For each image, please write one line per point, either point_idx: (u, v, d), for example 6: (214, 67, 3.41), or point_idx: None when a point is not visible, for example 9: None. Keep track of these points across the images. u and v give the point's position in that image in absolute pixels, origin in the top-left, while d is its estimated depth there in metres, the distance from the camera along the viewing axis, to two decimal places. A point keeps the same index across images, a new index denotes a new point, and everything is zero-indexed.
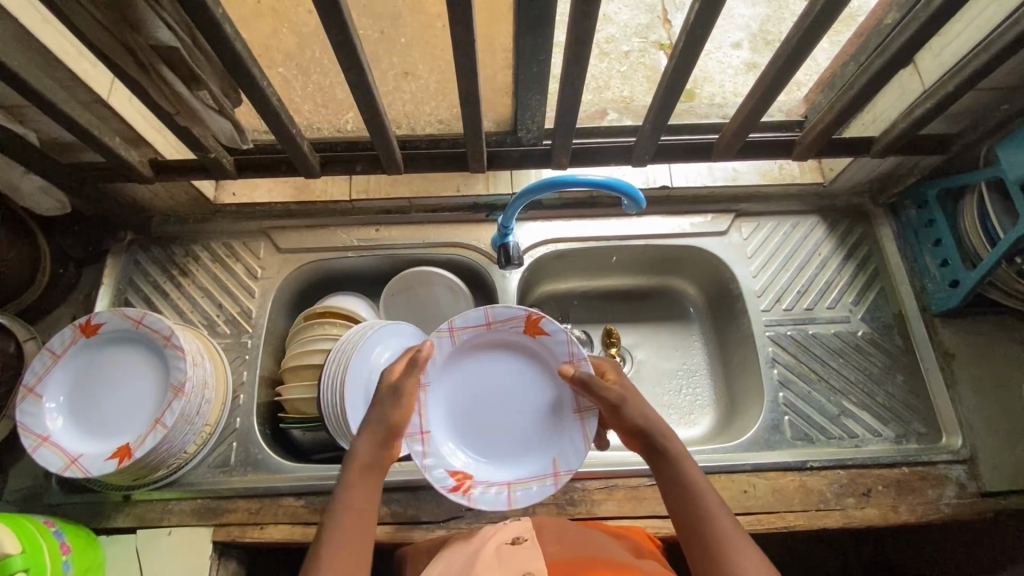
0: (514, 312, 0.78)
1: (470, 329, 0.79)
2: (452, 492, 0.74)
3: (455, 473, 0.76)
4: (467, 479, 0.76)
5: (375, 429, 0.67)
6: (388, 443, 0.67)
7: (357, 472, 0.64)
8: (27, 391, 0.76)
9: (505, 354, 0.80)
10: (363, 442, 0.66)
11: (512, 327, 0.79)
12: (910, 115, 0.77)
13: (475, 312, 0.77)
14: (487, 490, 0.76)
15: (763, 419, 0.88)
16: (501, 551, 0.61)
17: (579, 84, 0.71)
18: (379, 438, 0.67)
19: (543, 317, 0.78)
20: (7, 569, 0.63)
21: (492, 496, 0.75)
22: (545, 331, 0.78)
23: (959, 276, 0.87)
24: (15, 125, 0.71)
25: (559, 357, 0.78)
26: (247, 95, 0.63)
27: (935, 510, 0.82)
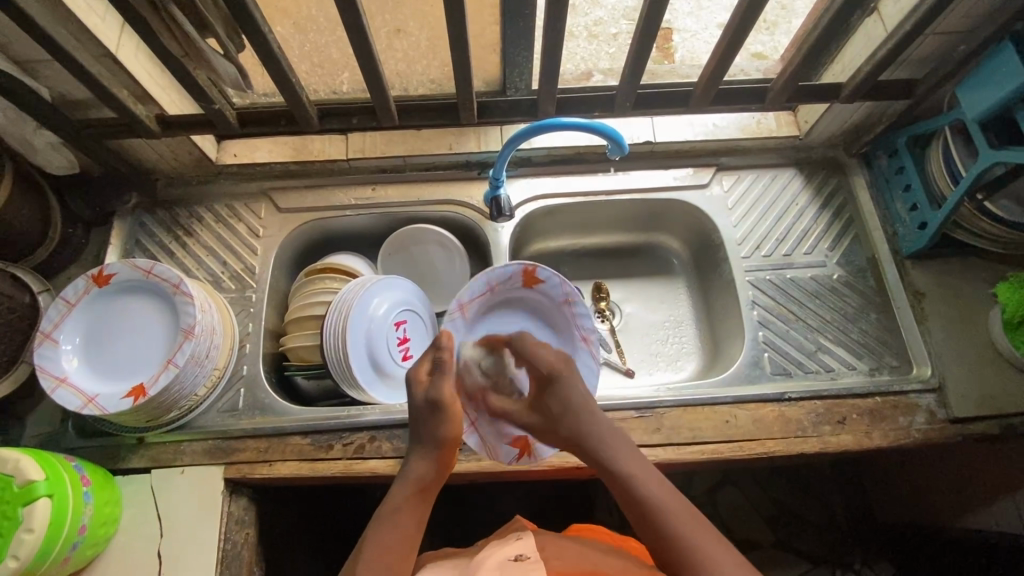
0: (510, 269, 0.87)
1: (476, 300, 0.87)
2: (521, 459, 0.83)
3: (516, 441, 0.84)
4: (526, 442, 0.83)
5: (429, 443, 0.71)
6: (441, 461, 0.70)
7: (409, 488, 0.68)
8: (44, 336, 0.80)
9: (505, 311, 0.91)
10: (418, 463, 0.70)
11: (510, 284, 0.89)
12: (872, 59, 0.82)
13: (477, 282, 0.86)
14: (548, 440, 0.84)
15: (744, 356, 0.93)
16: (502, 567, 0.57)
17: (558, 33, 0.75)
18: (431, 452, 0.71)
19: (537, 268, 0.87)
20: (31, 494, 0.67)
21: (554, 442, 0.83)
22: (539, 280, 0.88)
23: (926, 218, 0.92)
24: (30, 80, 0.76)
25: (555, 300, 0.90)
26: (250, 40, 0.69)
27: (906, 435, 0.87)
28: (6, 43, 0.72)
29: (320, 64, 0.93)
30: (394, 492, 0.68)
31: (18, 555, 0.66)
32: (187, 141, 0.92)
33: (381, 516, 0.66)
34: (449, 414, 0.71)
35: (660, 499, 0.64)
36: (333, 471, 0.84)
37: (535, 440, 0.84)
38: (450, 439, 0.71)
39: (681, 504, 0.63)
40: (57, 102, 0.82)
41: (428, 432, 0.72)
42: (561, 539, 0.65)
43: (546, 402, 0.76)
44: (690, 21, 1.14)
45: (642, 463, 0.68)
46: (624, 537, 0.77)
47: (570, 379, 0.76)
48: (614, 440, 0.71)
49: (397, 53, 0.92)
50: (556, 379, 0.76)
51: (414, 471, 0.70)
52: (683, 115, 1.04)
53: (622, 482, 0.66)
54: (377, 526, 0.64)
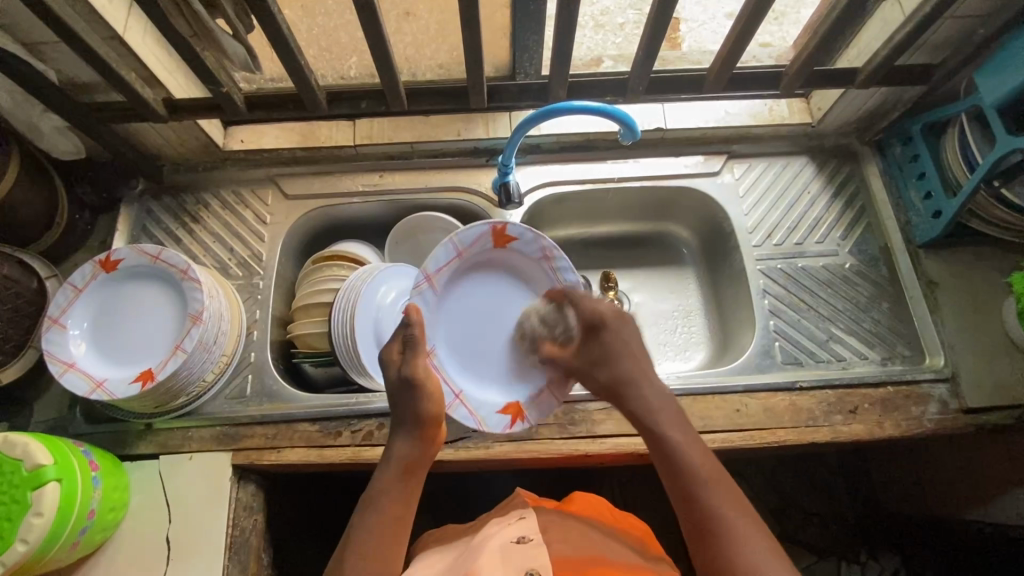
0: (479, 230, 0.83)
1: (444, 270, 0.83)
2: (514, 426, 0.83)
3: (506, 409, 0.83)
4: (516, 408, 0.84)
5: (408, 422, 0.70)
6: (426, 437, 0.69)
7: (393, 470, 0.67)
8: (52, 321, 0.80)
9: (483, 273, 0.87)
10: (402, 441, 0.69)
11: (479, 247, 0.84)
12: (889, 44, 0.81)
13: (443, 250, 0.82)
14: (538, 405, 0.84)
15: (754, 345, 0.93)
16: (505, 547, 0.57)
17: (571, 16, 0.74)
18: (412, 432, 0.69)
19: (506, 226, 0.84)
20: (40, 478, 0.67)
21: (544, 406, 0.84)
22: (512, 238, 0.85)
23: (941, 206, 0.90)
24: (37, 63, 0.76)
25: (533, 257, 0.86)
26: (259, 20, 0.68)
27: (918, 425, 0.86)
28: (13, 23, 0.71)
29: (328, 48, 0.92)
30: (380, 475, 0.67)
31: (26, 540, 0.66)
32: (194, 126, 0.91)
33: (370, 497, 0.65)
34: (427, 389, 0.71)
35: (710, 481, 0.61)
36: (341, 458, 0.83)
37: (525, 405, 0.84)
38: (430, 414, 0.70)
39: (729, 490, 0.61)
40: (64, 85, 0.82)
41: (406, 411, 0.70)
42: (564, 518, 0.66)
43: (590, 350, 0.76)
44: (697, 10, 1.12)
45: (693, 439, 0.65)
46: (627, 516, 0.78)
47: (616, 326, 0.75)
48: (665, 409, 0.69)
49: (407, 36, 0.92)
50: (602, 327, 0.75)
51: (396, 453, 0.69)
52: (694, 102, 1.02)
53: (669, 452, 0.64)
54: (366, 508, 0.64)
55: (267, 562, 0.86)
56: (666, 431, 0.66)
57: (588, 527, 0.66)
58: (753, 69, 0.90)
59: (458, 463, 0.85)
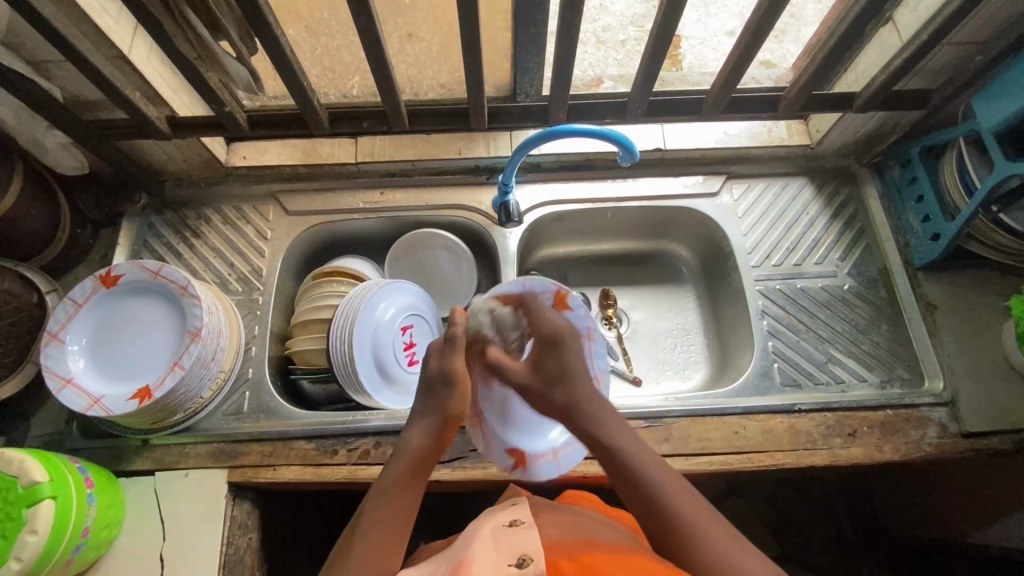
0: (546, 279, 0.77)
1: (508, 302, 0.77)
2: (513, 471, 0.78)
3: (514, 452, 0.78)
4: (523, 454, 0.78)
5: (433, 415, 0.67)
6: (442, 434, 0.66)
7: (406, 463, 0.64)
8: (52, 336, 0.80)
9: None
10: (417, 434, 0.66)
11: (539, 299, 0.77)
12: (887, 70, 0.82)
13: (511, 284, 0.76)
14: (543, 460, 0.78)
15: (752, 366, 0.93)
16: (497, 535, 0.56)
17: (572, 40, 0.75)
18: (431, 426, 0.66)
19: (570, 291, 0.77)
20: (35, 496, 0.67)
21: (551, 463, 0.78)
22: (569, 306, 0.77)
23: (939, 229, 0.91)
24: (43, 81, 0.77)
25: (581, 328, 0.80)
26: (263, 44, 0.69)
27: (918, 449, 0.85)
28: (20, 43, 0.72)
29: (331, 67, 0.93)
30: (391, 468, 0.64)
31: (20, 558, 0.65)
32: (197, 142, 0.92)
33: (377, 491, 0.62)
34: (459, 389, 0.67)
35: (668, 487, 0.58)
36: (337, 476, 0.83)
37: (531, 455, 0.78)
38: (453, 413, 0.67)
39: (688, 491, 0.59)
40: (69, 102, 0.83)
41: (429, 405, 0.67)
42: (555, 508, 0.65)
43: (548, 366, 0.69)
44: (698, 28, 1.13)
45: (643, 448, 0.62)
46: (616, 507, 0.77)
47: (573, 342, 0.71)
48: (610, 418, 0.65)
49: (409, 57, 0.93)
50: (561, 342, 0.70)
51: (411, 444, 0.65)
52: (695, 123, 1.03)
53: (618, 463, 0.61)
54: (375, 500, 0.61)
55: None
56: (613, 441, 0.63)
57: (580, 515, 0.64)
58: (753, 92, 0.91)
59: (454, 482, 0.84)
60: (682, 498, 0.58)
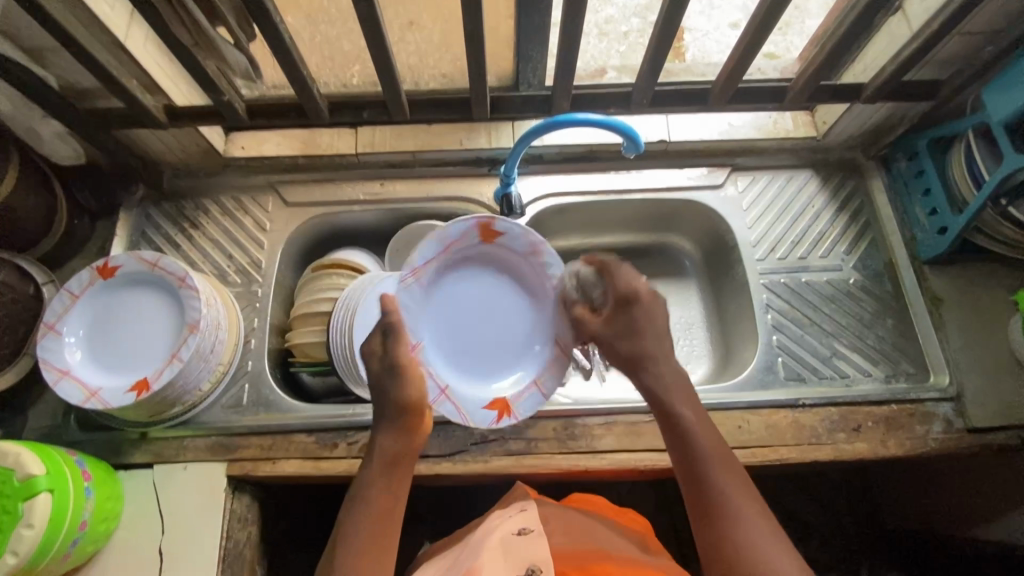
0: (466, 224, 0.81)
1: (433, 262, 0.82)
2: (501, 421, 0.80)
3: (494, 404, 0.81)
4: (503, 403, 0.81)
5: (395, 412, 0.67)
6: (410, 426, 0.67)
7: (378, 464, 0.65)
8: (48, 328, 0.79)
9: (471, 270, 0.85)
10: (385, 433, 0.67)
11: (469, 241, 0.83)
12: (897, 60, 0.81)
13: (429, 244, 0.80)
14: (524, 399, 0.82)
15: (757, 360, 0.92)
16: (506, 542, 0.57)
17: (576, 28, 0.73)
18: (394, 422, 0.67)
19: (493, 221, 0.82)
20: (32, 489, 0.66)
21: (532, 398, 0.81)
22: (500, 233, 0.83)
23: (947, 222, 0.90)
24: (38, 69, 0.76)
25: (521, 252, 0.84)
26: (261, 30, 0.68)
27: (923, 444, 0.85)
28: (14, 29, 0.71)
29: (331, 56, 0.92)
30: (366, 470, 0.66)
31: (17, 552, 0.65)
32: (195, 132, 0.91)
33: (354, 496, 0.64)
34: (411, 377, 0.68)
35: (718, 464, 0.61)
36: (337, 470, 0.82)
37: (511, 400, 0.82)
38: (413, 401, 0.67)
39: (731, 468, 0.61)
40: (64, 91, 0.82)
41: (388, 402, 0.68)
42: (564, 513, 0.66)
43: (619, 322, 0.73)
44: (702, 19, 1.12)
45: (704, 421, 0.65)
46: (624, 511, 0.77)
47: (651, 304, 0.73)
48: (677, 386, 0.68)
49: (410, 45, 0.91)
50: (634, 302, 0.73)
51: (380, 445, 0.66)
52: (699, 114, 1.02)
53: (676, 428, 0.65)
54: (355, 504, 0.63)
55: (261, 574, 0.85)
56: (677, 408, 0.66)
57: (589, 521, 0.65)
58: (759, 82, 0.90)
59: (454, 476, 0.83)
60: (722, 472, 0.61)
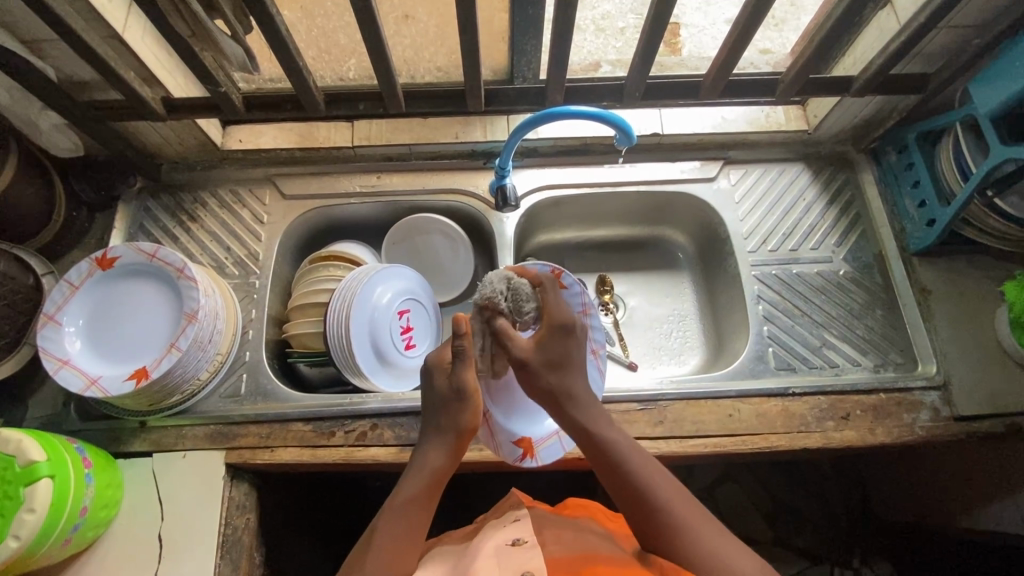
0: (539, 266, 0.82)
1: None
2: (522, 461, 0.78)
3: (522, 441, 0.79)
4: (529, 442, 0.79)
5: (448, 432, 0.67)
6: (458, 448, 0.67)
7: (424, 482, 0.64)
8: (48, 318, 0.80)
9: None
10: (433, 449, 0.66)
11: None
12: (885, 53, 0.82)
13: None
14: (552, 444, 0.79)
15: (748, 350, 0.93)
16: (497, 554, 0.56)
17: (567, 22, 0.74)
18: (447, 443, 0.67)
19: (563, 270, 0.81)
20: (33, 475, 0.67)
21: (556, 445, 0.79)
22: (564, 282, 0.82)
23: (935, 214, 0.91)
24: (36, 60, 0.77)
25: None
26: (257, 22, 0.69)
27: (910, 432, 0.86)
28: (14, 21, 0.72)
29: (327, 49, 0.93)
30: (408, 482, 0.64)
31: (18, 536, 0.66)
32: (192, 125, 0.91)
33: (394, 504, 0.62)
34: (472, 403, 0.67)
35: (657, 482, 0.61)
36: (334, 458, 0.84)
37: (537, 441, 0.79)
38: (467, 428, 0.67)
39: (677, 486, 0.61)
40: (62, 83, 0.83)
41: (443, 421, 0.67)
42: (561, 522, 0.64)
43: (553, 349, 0.66)
44: (698, 16, 1.13)
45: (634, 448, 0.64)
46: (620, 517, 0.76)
47: (580, 337, 0.70)
48: (599, 414, 0.66)
49: (406, 39, 0.92)
50: (572, 333, 0.68)
51: (429, 463, 0.66)
52: (691, 108, 1.03)
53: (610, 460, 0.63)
54: (392, 516, 0.61)
55: (259, 562, 0.86)
56: (606, 435, 0.64)
57: (583, 529, 0.63)
58: (750, 75, 0.91)
59: None
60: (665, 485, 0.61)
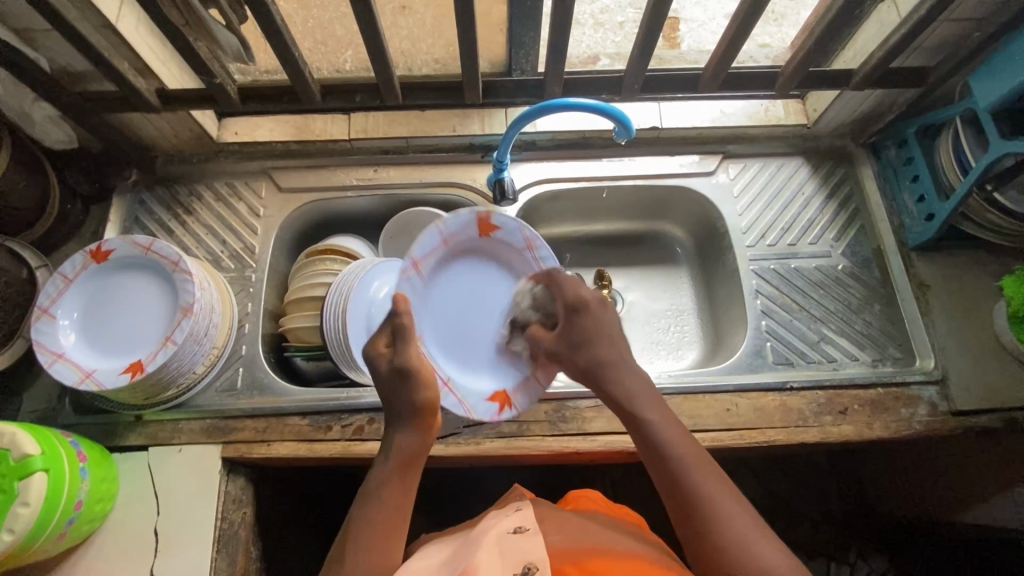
0: (464, 218, 0.84)
1: (433, 255, 0.84)
2: (502, 414, 0.82)
3: (493, 396, 0.83)
4: (503, 395, 0.83)
5: (406, 412, 0.65)
6: (421, 423, 0.65)
7: (395, 463, 0.63)
8: (42, 311, 0.79)
9: (466, 262, 0.88)
10: (398, 431, 0.65)
11: (466, 235, 0.86)
12: (885, 46, 0.81)
13: (429, 236, 0.82)
14: (526, 392, 0.83)
15: (746, 344, 0.93)
16: (501, 543, 0.55)
17: (565, 13, 0.73)
18: (410, 421, 0.65)
19: (490, 214, 0.86)
20: (27, 468, 0.67)
21: (532, 391, 0.83)
22: (494, 228, 0.87)
23: (934, 209, 0.91)
24: (29, 51, 0.76)
25: (515, 246, 0.88)
26: (253, 12, 0.68)
27: (908, 427, 0.86)
28: (5, 11, 0.71)
29: (324, 41, 0.93)
30: (379, 468, 0.63)
31: (12, 530, 0.65)
32: (188, 117, 0.91)
33: (367, 491, 0.61)
34: (421, 375, 0.66)
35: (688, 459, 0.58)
36: (331, 452, 0.83)
37: (511, 391, 0.83)
38: (425, 402, 0.65)
39: (711, 467, 0.58)
40: (56, 74, 0.82)
41: (403, 403, 0.65)
42: (563, 511, 0.64)
43: (571, 333, 0.70)
44: (697, 10, 1.12)
45: (671, 421, 0.61)
46: (622, 507, 0.74)
47: (599, 310, 0.70)
48: (640, 388, 0.64)
49: (403, 30, 0.93)
50: (585, 310, 0.70)
51: (395, 445, 0.64)
52: (691, 102, 1.03)
53: (645, 440, 0.60)
54: (366, 502, 0.60)
55: (255, 556, 0.86)
56: (641, 408, 0.62)
57: (586, 518, 0.63)
58: (749, 69, 0.90)
59: (449, 458, 0.84)
60: (697, 468, 0.57)
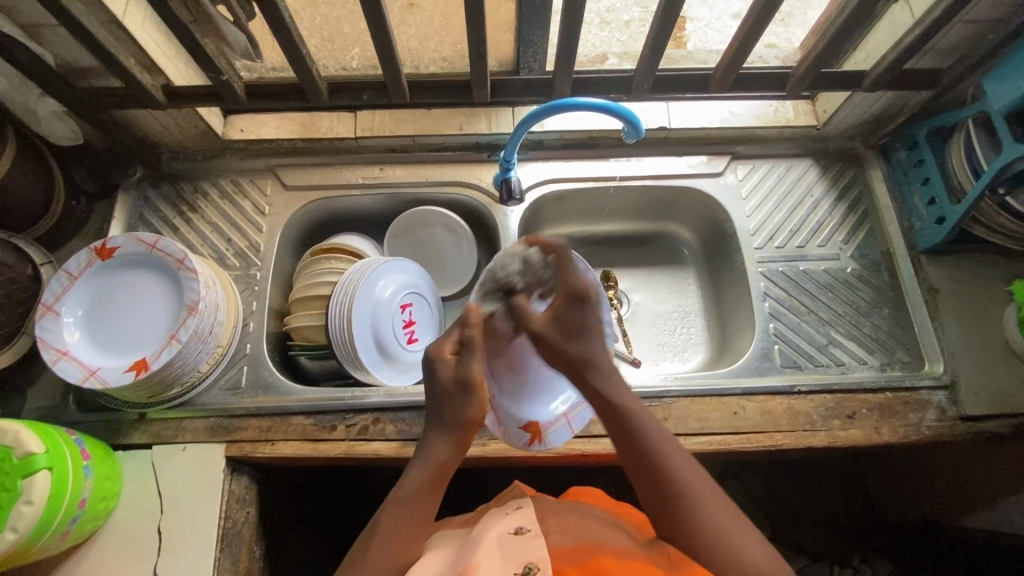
0: None
1: None
2: (532, 446, 0.79)
3: (529, 425, 0.79)
4: (537, 427, 0.79)
5: (453, 425, 0.64)
6: (465, 439, 0.65)
7: (431, 472, 0.62)
8: (46, 308, 0.79)
9: None
10: (441, 442, 0.64)
11: None
12: (898, 47, 0.81)
13: None
14: (559, 428, 0.80)
15: (753, 347, 0.92)
16: (502, 542, 0.54)
17: (576, 11, 0.73)
18: (454, 434, 0.64)
19: None
20: (31, 466, 0.66)
21: (565, 428, 0.80)
22: None
23: (945, 212, 0.90)
24: (35, 46, 0.76)
25: None
26: (260, 9, 0.67)
27: (917, 432, 0.85)
28: (12, 5, 0.71)
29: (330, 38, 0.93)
30: (414, 472, 0.63)
31: (15, 528, 0.65)
32: (194, 113, 0.90)
33: (399, 496, 0.61)
34: (478, 395, 0.65)
35: (667, 453, 0.60)
36: (336, 452, 0.83)
37: (546, 425, 0.79)
38: (474, 419, 0.65)
39: (691, 466, 0.60)
40: (62, 70, 0.81)
41: (451, 414, 0.65)
42: (563, 509, 0.63)
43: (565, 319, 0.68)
44: (703, 10, 1.11)
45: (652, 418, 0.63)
46: (624, 504, 0.74)
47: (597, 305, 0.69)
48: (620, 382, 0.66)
49: (410, 27, 0.94)
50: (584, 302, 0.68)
51: (435, 455, 0.63)
52: (699, 102, 1.02)
53: (636, 439, 0.61)
54: (392, 512, 0.60)
55: (259, 556, 0.85)
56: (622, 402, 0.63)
57: (585, 515, 0.62)
58: (758, 70, 0.90)
59: None
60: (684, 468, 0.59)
